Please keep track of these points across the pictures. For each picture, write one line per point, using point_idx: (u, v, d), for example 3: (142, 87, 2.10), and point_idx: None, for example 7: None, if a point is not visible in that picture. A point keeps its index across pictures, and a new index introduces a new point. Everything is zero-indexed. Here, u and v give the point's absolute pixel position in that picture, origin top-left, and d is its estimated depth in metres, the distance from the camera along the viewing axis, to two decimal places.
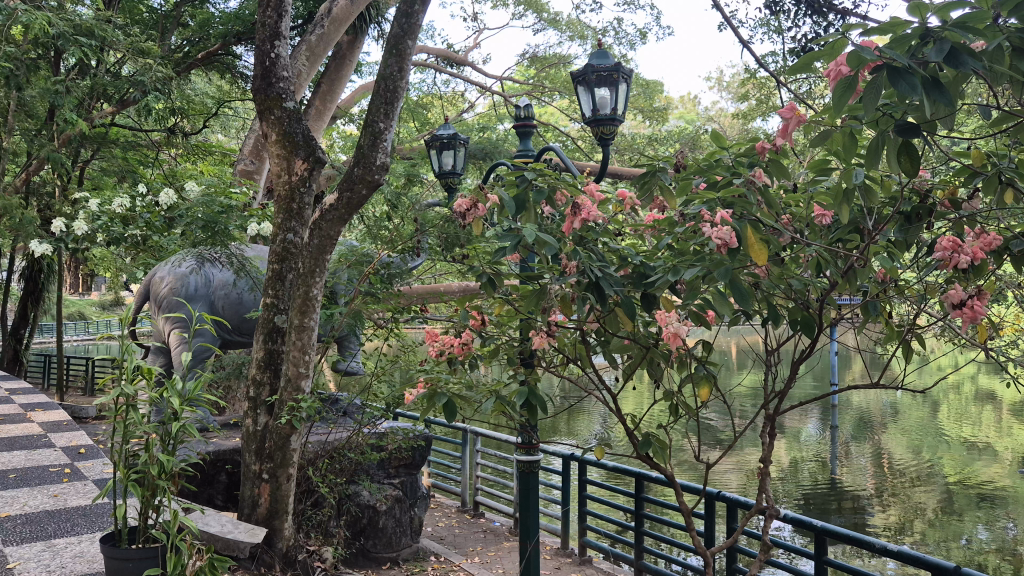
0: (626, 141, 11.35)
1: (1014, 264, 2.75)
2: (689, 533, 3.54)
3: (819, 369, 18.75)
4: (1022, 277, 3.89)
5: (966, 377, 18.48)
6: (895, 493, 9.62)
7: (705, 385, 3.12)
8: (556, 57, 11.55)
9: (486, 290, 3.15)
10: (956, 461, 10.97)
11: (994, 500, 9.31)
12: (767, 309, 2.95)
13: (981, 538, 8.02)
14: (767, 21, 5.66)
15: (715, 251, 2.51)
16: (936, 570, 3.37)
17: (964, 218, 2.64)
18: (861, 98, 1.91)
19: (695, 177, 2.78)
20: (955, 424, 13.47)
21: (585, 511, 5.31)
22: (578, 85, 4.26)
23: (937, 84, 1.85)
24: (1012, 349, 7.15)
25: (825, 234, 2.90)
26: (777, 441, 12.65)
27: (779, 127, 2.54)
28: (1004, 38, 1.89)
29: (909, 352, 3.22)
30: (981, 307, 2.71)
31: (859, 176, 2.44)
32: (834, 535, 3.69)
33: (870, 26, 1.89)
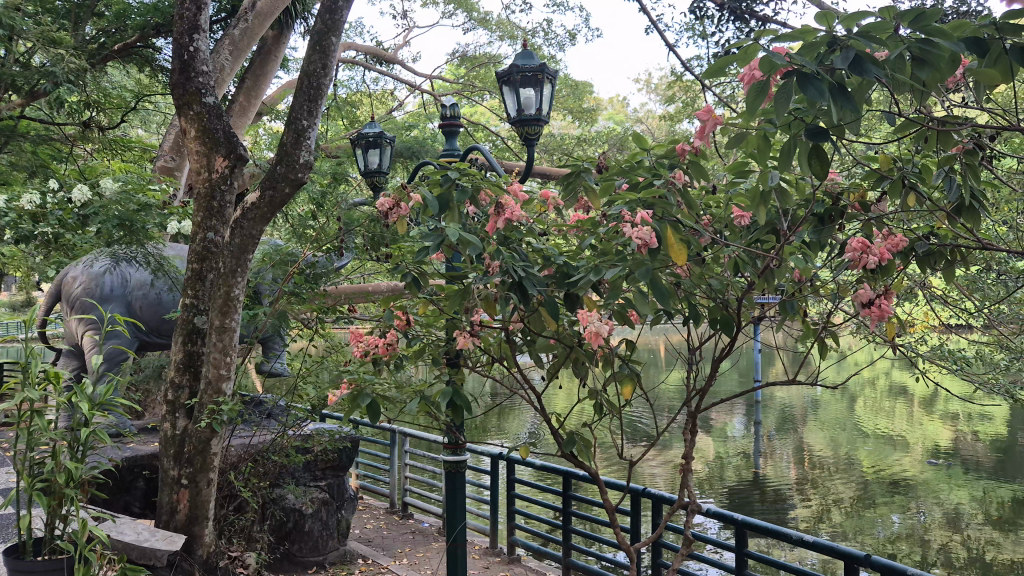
0: (555, 142, 11.44)
1: (920, 264, 2.86)
2: (614, 530, 3.57)
3: (743, 367, 19.21)
4: (931, 277, 4.05)
5: (881, 372, 19.22)
6: (815, 486, 9.92)
7: (628, 383, 3.17)
8: (485, 57, 11.56)
9: (410, 290, 3.14)
10: (871, 454, 11.39)
11: (907, 489, 9.71)
12: (687, 309, 3.01)
13: (894, 526, 8.34)
14: (691, 25, 5.78)
15: (635, 251, 2.55)
16: (850, 559, 3.48)
17: (872, 219, 2.74)
18: (773, 102, 1.97)
19: (617, 178, 2.81)
20: (872, 417, 13.99)
21: (514, 510, 5.29)
22: (503, 85, 4.25)
23: (843, 91, 1.92)
24: (921, 345, 7.47)
25: (744, 235, 2.96)
26: (703, 437, 12.90)
27: (696, 129, 2.59)
28: (905, 49, 1.99)
29: (824, 349, 3.32)
30: (888, 305, 2.80)
31: (774, 178, 2.52)
32: (755, 528, 3.77)
33: (781, 32, 1.95)
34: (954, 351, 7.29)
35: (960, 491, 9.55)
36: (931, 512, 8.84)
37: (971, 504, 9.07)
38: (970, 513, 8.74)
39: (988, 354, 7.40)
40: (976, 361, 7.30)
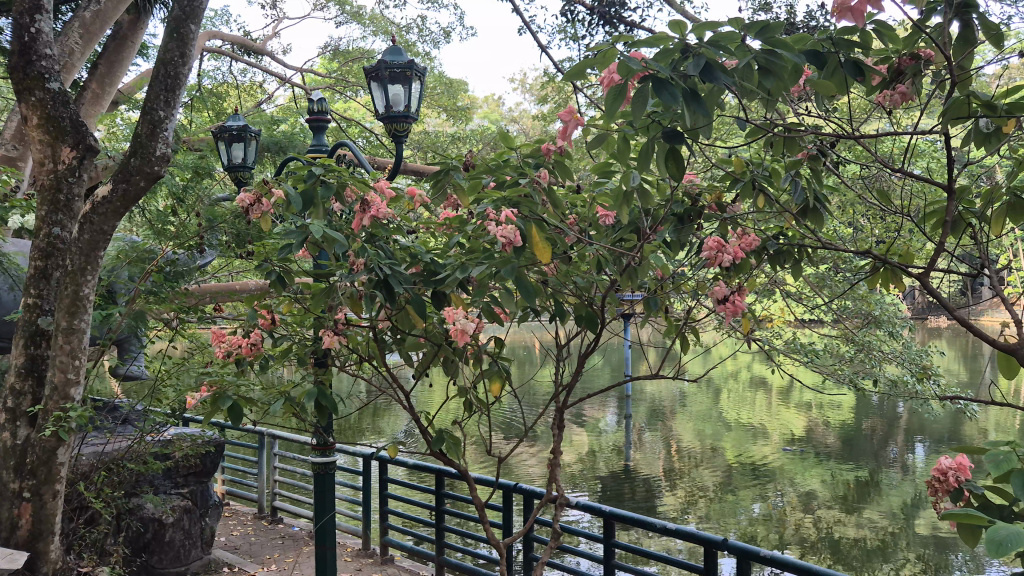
0: (429, 139, 11.39)
1: (770, 261, 3.03)
2: (485, 526, 3.58)
3: (614, 363, 19.75)
4: (782, 274, 4.29)
5: (742, 366, 20.23)
6: (681, 476, 10.32)
7: (497, 380, 3.20)
8: (358, 51, 11.38)
9: (274, 288, 3.06)
10: (734, 443, 11.96)
11: (766, 475, 10.26)
12: (554, 306, 3.07)
13: (754, 511, 8.77)
14: (562, 28, 5.89)
15: (501, 249, 2.57)
16: (709, 545, 3.62)
17: (726, 219, 2.87)
18: (631, 104, 2.02)
19: (484, 176, 2.82)
20: (734, 408, 14.71)
21: (386, 510, 5.21)
22: (371, 80, 4.20)
23: (695, 96, 1.99)
24: (776, 339, 7.91)
25: (608, 234, 3.05)
26: (577, 432, 13.17)
27: (559, 130, 2.64)
28: (752, 59, 2.10)
29: (686, 344, 3.45)
30: (741, 301, 2.94)
31: (635, 179, 2.59)
32: (621, 518, 3.88)
33: (638, 38, 2.01)
34: (806, 344, 7.75)
35: (813, 476, 10.17)
36: (787, 496, 9.36)
37: (823, 487, 9.68)
38: (822, 496, 9.32)
39: (837, 347, 7.91)
40: (826, 354, 7.80)
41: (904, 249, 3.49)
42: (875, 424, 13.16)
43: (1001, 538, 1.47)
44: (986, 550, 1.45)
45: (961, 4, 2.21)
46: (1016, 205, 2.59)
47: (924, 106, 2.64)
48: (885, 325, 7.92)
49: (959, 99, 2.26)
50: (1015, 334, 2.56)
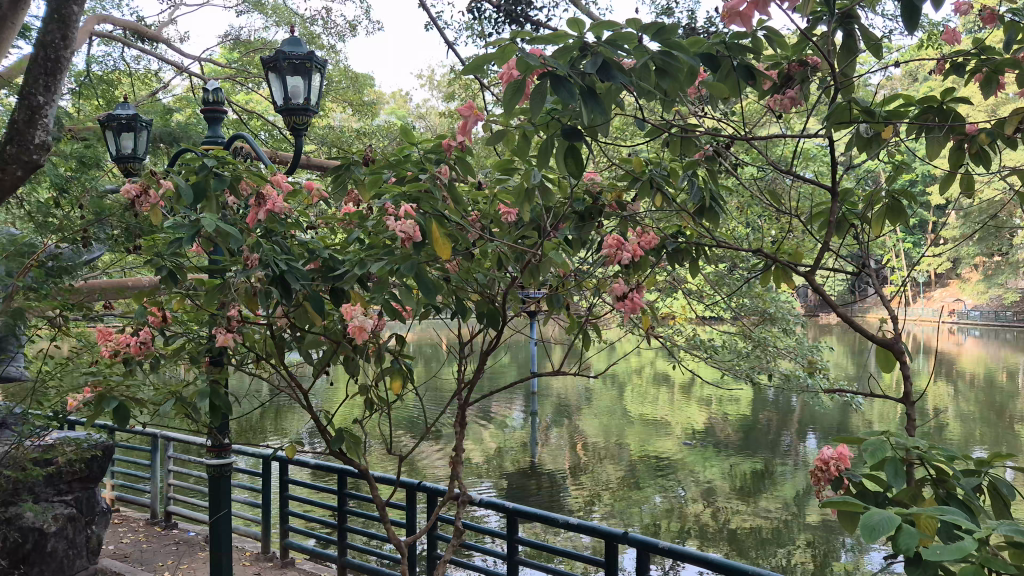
0: (334, 133, 11.19)
1: (668, 259, 3.10)
2: (387, 526, 3.53)
3: (521, 360, 19.88)
4: (680, 273, 4.40)
5: (646, 363, 20.71)
6: (587, 471, 10.48)
7: (397, 378, 3.16)
8: (260, 42, 11.07)
9: (164, 284, 2.93)
10: (638, 438, 12.22)
11: (668, 469, 10.53)
12: (456, 303, 3.06)
13: (657, 504, 8.98)
14: (469, 24, 5.88)
15: (400, 245, 2.54)
16: (610, 538, 3.67)
17: (625, 217, 2.91)
18: (529, 101, 2.02)
19: (384, 171, 2.77)
20: (638, 404, 15.03)
21: (287, 512, 5.08)
22: (269, 71, 4.08)
23: (593, 95, 2.00)
24: (677, 335, 8.12)
25: (510, 231, 3.07)
26: (484, 429, 13.20)
27: (459, 126, 2.63)
28: (649, 59, 2.13)
29: (587, 340, 3.49)
30: (639, 298, 2.99)
31: (536, 177, 2.60)
32: (524, 514, 3.89)
33: (536, 35, 2.01)
34: (705, 341, 7.98)
35: (713, 468, 10.50)
36: (688, 489, 9.63)
37: (721, 479, 10.00)
38: (721, 488, 9.62)
39: (734, 343, 8.19)
40: (724, 350, 8.06)
41: (794, 249, 3.63)
42: (770, 418, 13.68)
43: (875, 523, 1.54)
44: (861, 535, 1.52)
45: (843, 14, 2.31)
46: (895, 208, 2.73)
47: (812, 111, 2.74)
48: (779, 322, 8.25)
49: (841, 105, 2.36)
50: (893, 330, 2.70)
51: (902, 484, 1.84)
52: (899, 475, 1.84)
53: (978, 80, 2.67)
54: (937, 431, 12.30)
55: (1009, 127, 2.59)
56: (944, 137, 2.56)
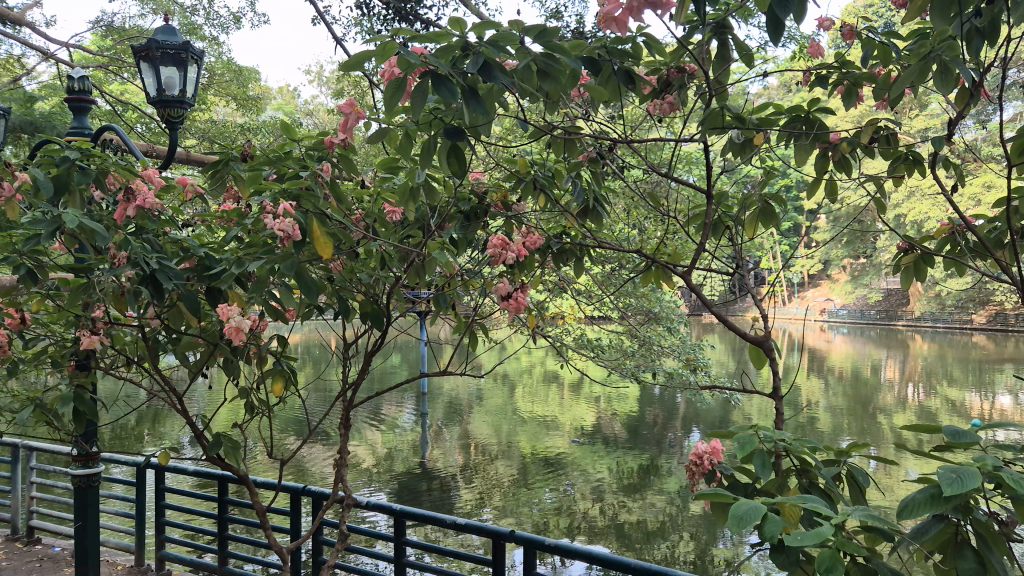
0: (217, 127, 10.80)
1: (552, 259, 3.14)
2: (268, 534, 3.42)
3: (412, 361, 19.76)
4: (567, 273, 4.47)
5: (537, 362, 20.97)
6: (477, 471, 10.51)
7: (278, 380, 3.07)
8: (136, 30, 10.56)
9: (23, 284, 2.75)
10: (528, 437, 12.35)
11: (557, 466, 10.68)
12: (339, 303, 3.01)
13: (547, 501, 9.10)
14: (357, 21, 5.81)
15: (280, 244, 2.48)
16: (497, 537, 3.67)
17: (509, 216, 2.93)
18: (410, 99, 1.99)
19: (264, 167, 2.69)
20: (529, 403, 15.18)
21: (163, 521, 4.85)
22: (141, 60, 3.90)
23: (474, 95, 2.00)
24: (565, 334, 8.25)
25: (395, 231, 3.04)
26: (375, 430, 13.03)
27: (340, 123, 2.59)
28: (531, 61, 2.15)
29: (474, 340, 3.50)
30: (524, 298, 3.01)
31: (420, 176, 2.59)
32: (411, 515, 3.86)
33: (417, 33, 1.99)
34: (593, 340, 8.15)
35: (601, 465, 10.73)
36: (577, 486, 9.79)
37: (609, 475, 10.22)
38: (608, 484, 9.83)
39: (620, 343, 8.38)
40: (610, 349, 8.25)
41: (674, 250, 3.75)
42: (656, 414, 14.10)
43: (742, 513, 1.60)
44: (730, 525, 1.58)
45: (717, 24, 2.40)
46: (766, 212, 2.86)
47: (689, 117, 2.84)
48: (664, 321, 8.50)
49: (715, 111, 2.45)
50: (764, 328, 2.83)
51: (768, 476, 1.92)
52: (766, 467, 1.93)
53: (840, 92, 2.83)
54: (809, 423, 12.98)
55: (867, 137, 2.76)
56: (810, 145, 2.70)
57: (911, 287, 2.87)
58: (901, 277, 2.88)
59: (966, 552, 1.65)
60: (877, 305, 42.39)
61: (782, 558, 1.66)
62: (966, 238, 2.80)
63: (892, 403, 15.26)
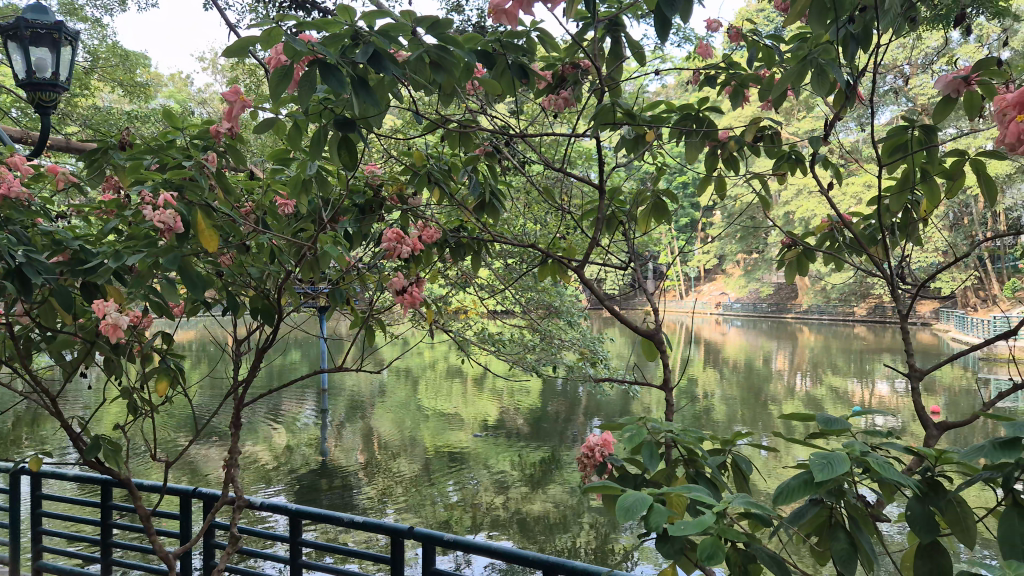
0: (101, 114, 10.30)
1: (449, 252, 3.12)
2: (154, 540, 3.28)
3: (313, 357, 19.39)
4: (466, 267, 4.47)
5: (440, 356, 20.93)
6: (380, 467, 10.40)
7: (163, 378, 2.95)
8: (10, 8, 9.94)
9: None
10: (432, 432, 12.31)
11: (460, 461, 10.68)
12: (227, 298, 2.90)
13: (450, 496, 9.09)
14: (251, 6, 5.64)
15: (161, 237, 2.38)
16: (395, 534, 3.63)
17: (404, 209, 2.89)
18: (297, 88, 1.93)
19: (145, 156, 2.57)
20: (432, 398, 15.14)
21: (42, 531, 4.58)
22: (8, 40, 3.66)
23: (364, 85, 1.95)
24: (466, 329, 8.26)
25: (286, 224, 2.96)
26: (273, 428, 12.72)
27: (225, 111, 2.49)
28: (424, 52, 2.12)
29: (370, 335, 3.44)
30: (419, 292, 2.97)
31: (311, 168, 2.52)
32: (307, 515, 3.77)
33: (303, 20, 1.92)
34: (494, 334, 8.19)
35: (503, 458, 10.80)
36: (480, 479, 9.83)
37: (512, 469, 10.29)
38: (511, 477, 9.91)
39: (522, 337, 8.44)
40: (512, 342, 8.31)
41: (570, 245, 3.79)
42: (558, 407, 14.29)
43: (629, 504, 1.62)
44: (617, 516, 1.60)
45: (610, 22, 2.43)
46: (658, 208, 2.92)
47: (583, 114, 2.88)
48: (564, 315, 8.61)
49: (606, 107, 2.48)
50: (655, 321, 2.89)
51: (656, 466, 1.97)
52: (654, 457, 1.97)
53: (728, 92, 2.92)
54: (704, 413, 13.42)
55: (752, 136, 2.85)
56: (700, 143, 2.77)
57: (794, 281, 2.99)
58: (784, 272, 2.99)
59: (838, 534, 1.72)
60: (768, 298, 44.22)
61: (667, 547, 1.70)
62: (844, 235, 2.93)
63: (782, 392, 15.94)
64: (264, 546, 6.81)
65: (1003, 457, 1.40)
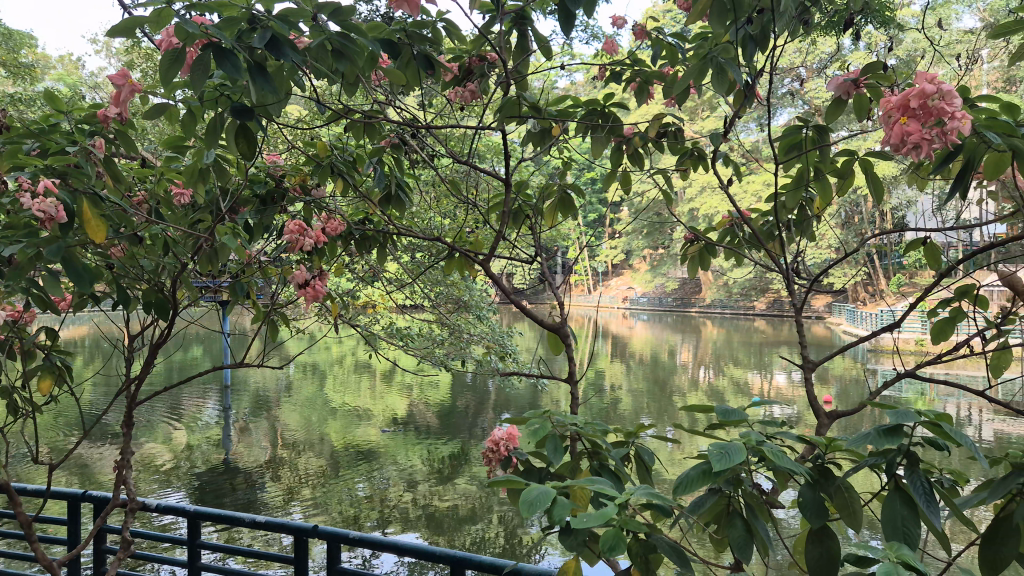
0: None
1: (354, 245, 3.05)
2: (37, 548, 3.09)
3: (214, 352, 18.80)
4: (372, 260, 4.39)
5: (348, 351, 20.64)
6: (285, 465, 10.18)
7: (47, 376, 2.78)
8: None
9: None
10: (340, 428, 12.12)
11: (369, 457, 10.56)
12: (117, 292, 2.76)
13: (358, 492, 8.97)
14: None
15: (43, 227, 2.23)
16: (299, 533, 3.53)
17: (306, 201, 2.81)
18: (189, 73, 1.84)
19: (26, 140, 2.41)
20: (340, 393, 14.91)
21: None
22: None
23: (261, 72, 1.88)
24: (374, 323, 8.16)
25: (182, 215, 2.84)
26: (172, 427, 12.26)
27: (113, 95, 2.36)
28: (326, 40, 2.06)
29: (273, 330, 3.34)
30: (322, 285, 2.90)
31: (208, 156, 2.42)
32: (205, 516, 3.63)
33: (196, 1, 1.83)
34: (402, 329, 8.12)
35: (412, 453, 10.73)
36: (389, 475, 9.73)
37: (421, 464, 10.23)
38: (420, 472, 9.85)
39: (430, 332, 8.40)
40: (421, 337, 8.25)
41: (478, 239, 3.77)
42: (468, 401, 14.30)
43: (532, 498, 1.61)
44: (520, 510, 1.59)
45: (517, 15, 2.42)
46: (564, 202, 2.93)
47: (489, 107, 2.86)
48: (473, 309, 8.61)
49: (512, 100, 2.47)
50: (562, 315, 2.90)
51: (560, 459, 1.97)
52: (558, 451, 1.98)
53: (634, 89, 2.95)
54: (611, 406, 13.68)
55: (655, 133, 2.89)
56: (606, 138, 2.79)
57: (696, 275, 3.06)
58: (687, 266, 3.05)
59: (735, 521, 1.76)
60: (673, 293, 45.42)
61: (570, 540, 1.70)
62: (743, 230, 3.01)
63: (686, 384, 16.40)
64: (161, 550, 6.56)
65: (888, 444, 1.46)
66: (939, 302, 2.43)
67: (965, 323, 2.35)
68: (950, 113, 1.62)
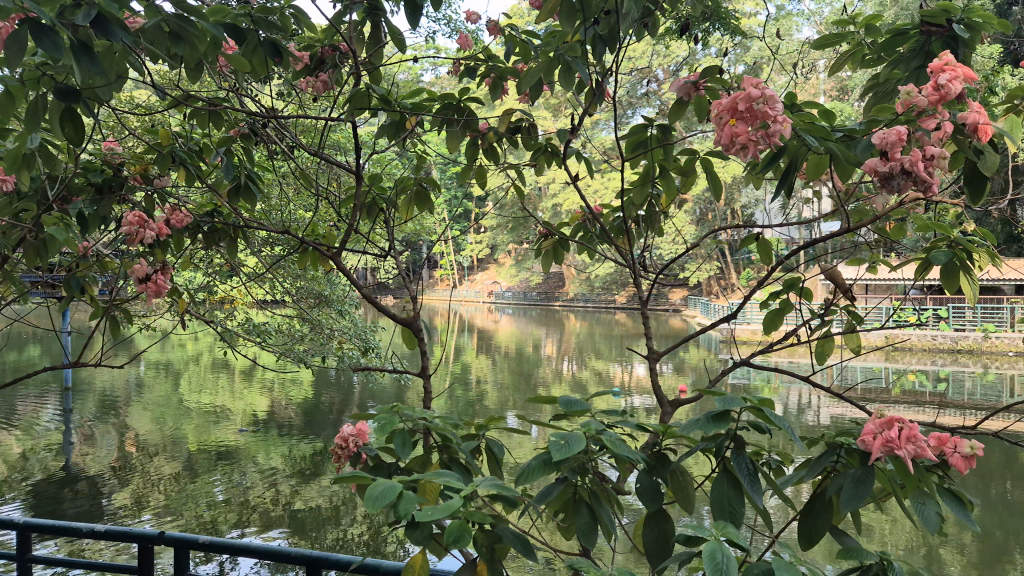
0: None
1: (200, 238, 2.91)
2: None
3: (55, 352, 17.52)
4: (224, 254, 4.21)
5: (205, 349, 19.78)
6: (134, 470, 9.63)
7: None
8: None
9: None
10: (195, 429, 11.59)
11: (227, 458, 10.15)
12: None
13: (216, 495, 8.63)
14: None
15: None
16: (144, 541, 3.33)
17: (144, 191, 2.66)
18: (2, 48, 1.70)
19: None
20: (195, 393, 14.25)
21: None
22: None
23: (87, 52, 1.75)
24: (229, 319, 7.84)
25: (5, 203, 2.62)
26: (5, 434, 11.33)
27: None
28: (162, 21, 1.94)
29: (112, 327, 3.14)
30: (165, 280, 2.75)
31: (32, 141, 2.25)
32: (39, 528, 3.36)
33: None
34: (260, 325, 7.85)
35: (273, 453, 10.41)
36: (248, 476, 9.40)
37: (282, 463, 9.95)
38: (282, 472, 9.57)
39: (290, 328, 8.16)
40: (280, 333, 8.00)
41: (333, 232, 3.68)
42: (332, 399, 14.01)
43: (377, 494, 1.59)
44: (364, 507, 1.57)
45: (369, 5, 2.37)
46: (420, 196, 2.91)
47: (341, 97, 2.80)
48: (335, 303, 8.44)
49: (362, 91, 2.43)
50: (417, 310, 2.89)
51: (408, 454, 1.96)
52: (406, 446, 1.96)
53: (489, 84, 2.96)
54: (477, 400, 13.77)
55: (509, 128, 2.92)
56: (461, 132, 2.79)
57: (549, 269, 3.11)
58: (542, 261, 3.10)
59: (581, 509, 1.81)
60: (539, 287, 46.28)
61: (417, 534, 1.70)
62: (595, 226, 3.09)
63: (550, 376, 16.75)
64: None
65: (715, 429, 1.54)
66: (771, 294, 2.57)
67: (793, 314, 2.50)
68: (772, 117, 1.72)
